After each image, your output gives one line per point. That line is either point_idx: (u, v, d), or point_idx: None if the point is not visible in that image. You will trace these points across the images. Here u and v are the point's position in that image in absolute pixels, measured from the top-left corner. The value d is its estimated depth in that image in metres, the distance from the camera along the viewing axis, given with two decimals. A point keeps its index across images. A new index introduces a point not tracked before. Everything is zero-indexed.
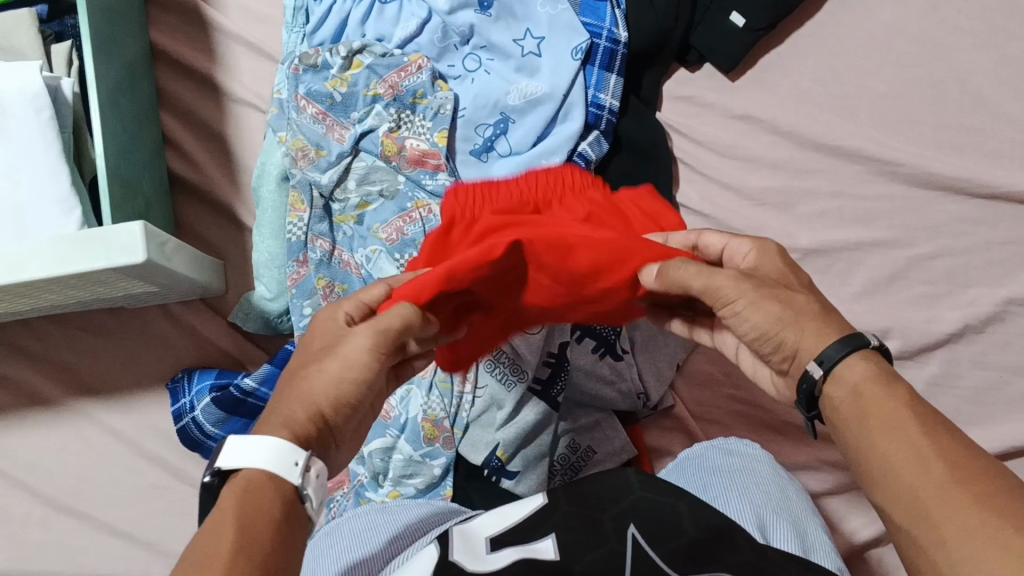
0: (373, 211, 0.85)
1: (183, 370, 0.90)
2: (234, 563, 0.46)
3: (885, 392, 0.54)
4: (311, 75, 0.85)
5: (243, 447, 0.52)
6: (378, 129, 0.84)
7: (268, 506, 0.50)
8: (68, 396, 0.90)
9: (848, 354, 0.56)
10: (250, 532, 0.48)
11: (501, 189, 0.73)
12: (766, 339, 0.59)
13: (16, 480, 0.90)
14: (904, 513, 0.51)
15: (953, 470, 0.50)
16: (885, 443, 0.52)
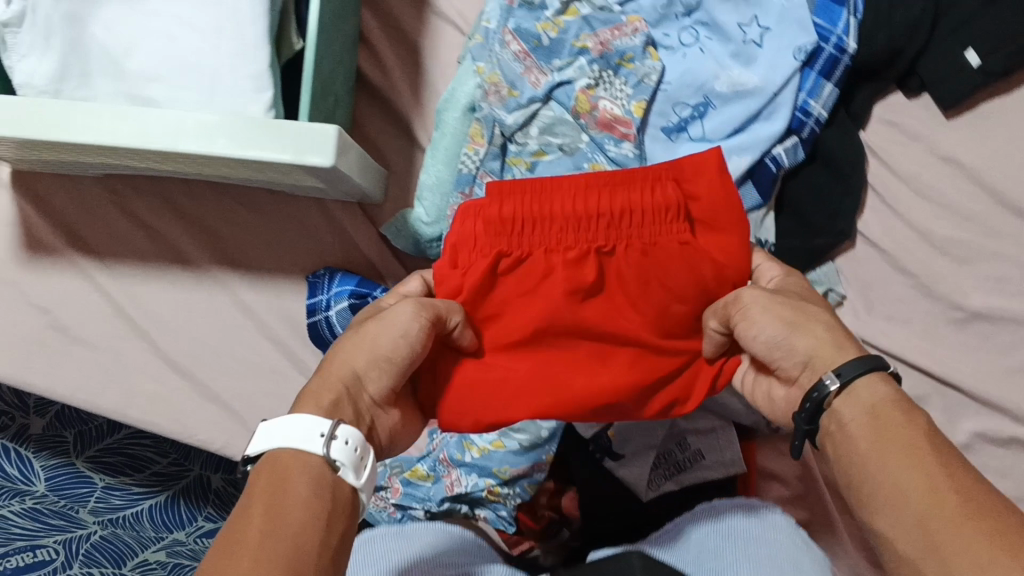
0: (548, 162, 0.84)
1: (325, 268, 0.90)
2: (262, 540, 0.49)
3: (902, 417, 0.52)
4: (524, 11, 0.82)
5: (278, 427, 0.55)
6: (576, 82, 0.82)
7: (295, 486, 0.52)
8: (210, 261, 0.91)
9: (869, 372, 0.54)
10: (277, 515, 0.50)
11: (558, 218, 0.67)
12: (776, 348, 0.59)
13: (143, 329, 0.92)
14: (914, 546, 0.48)
15: (966, 503, 0.47)
16: (895, 468, 0.50)
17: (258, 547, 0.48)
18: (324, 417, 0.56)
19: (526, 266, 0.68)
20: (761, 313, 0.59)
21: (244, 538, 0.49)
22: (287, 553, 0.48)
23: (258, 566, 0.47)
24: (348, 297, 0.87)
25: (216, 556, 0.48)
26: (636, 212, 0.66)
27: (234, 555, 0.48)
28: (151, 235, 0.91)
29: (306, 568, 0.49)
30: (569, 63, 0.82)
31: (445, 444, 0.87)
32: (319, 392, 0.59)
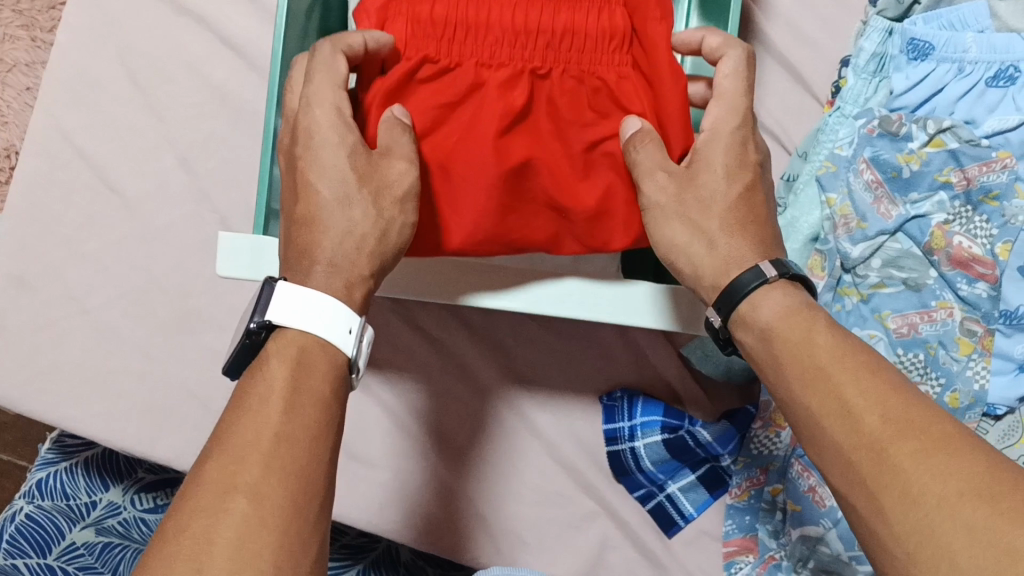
0: (889, 295, 0.78)
1: (622, 389, 0.85)
2: (276, 452, 0.48)
3: (797, 331, 0.54)
4: (885, 141, 0.76)
5: (294, 300, 0.53)
6: (931, 217, 0.77)
7: (319, 380, 0.51)
8: (497, 377, 0.85)
9: (757, 288, 0.55)
10: (297, 410, 0.50)
11: (492, 23, 0.58)
12: (675, 261, 0.59)
13: (424, 447, 0.85)
14: (845, 482, 0.49)
15: (884, 423, 0.48)
16: (817, 400, 0.52)
17: (269, 455, 0.47)
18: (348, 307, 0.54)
19: (452, 82, 0.59)
20: (645, 181, 0.57)
21: (254, 451, 0.47)
22: (293, 472, 0.48)
23: (259, 484, 0.46)
24: (659, 429, 0.83)
25: (222, 465, 0.47)
26: (578, 35, 0.59)
27: (245, 458, 0.47)
28: (439, 349, 0.85)
29: (314, 481, 0.49)
30: (928, 197, 0.76)
31: None
32: (336, 274, 0.55)
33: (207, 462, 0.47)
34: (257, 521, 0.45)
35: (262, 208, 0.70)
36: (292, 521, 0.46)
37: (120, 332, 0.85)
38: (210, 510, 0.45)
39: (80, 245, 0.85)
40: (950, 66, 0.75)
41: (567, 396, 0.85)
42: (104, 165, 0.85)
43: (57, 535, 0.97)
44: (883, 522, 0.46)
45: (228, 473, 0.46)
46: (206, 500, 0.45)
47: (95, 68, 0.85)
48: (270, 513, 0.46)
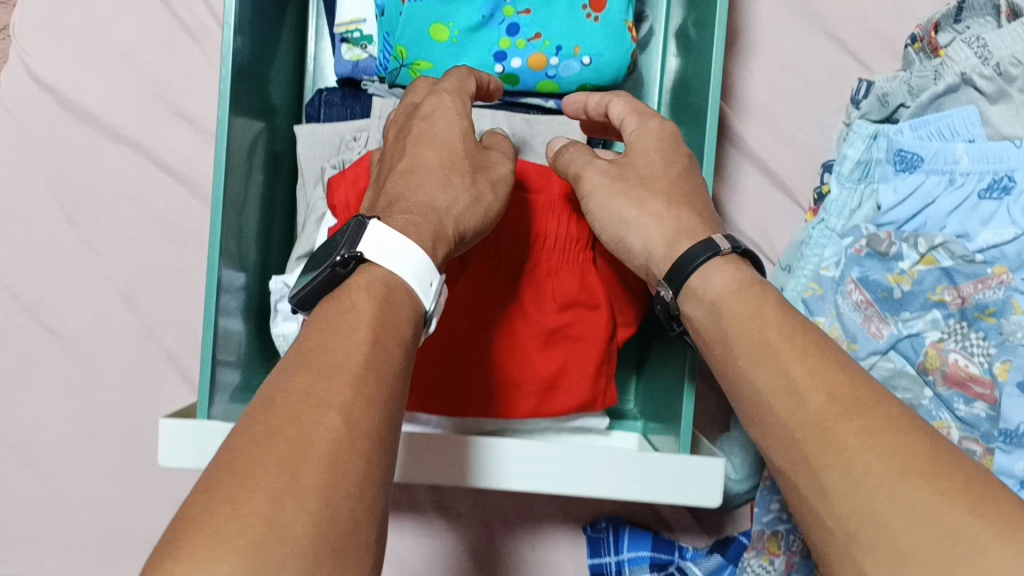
0: None
1: (606, 517, 0.80)
2: (365, 375, 0.40)
3: (742, 304, 0.48)
4: (874, 260, 0.72)
5: (387, 240, 0.46)
6: (925, 335, 0.70)
7: (404, 322, 0.44)
8: (471, 508, 0.81)
9: (708, 260, 0.51)
10: (384, 347, 0.42)
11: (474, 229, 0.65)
12: (619, 243, 0.58)
13: None
14: (786, 456, 0.43)
15: (832, 401, 0.42)
16: (761, 374, 0.45)
17: (359, 380, 0.40)
18: (426, 253, 0.48)
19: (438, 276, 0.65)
20: (583, 169, 0.59)
21: (343, 369, 0.40)
22: (385, 399, 0.40)
23: (352, 404, 0.39)
24: (648, 567, 0.78)
25: (308, 382, 0.39)
26: (548, 240, 0.66)
27: (336, 378, 0.39)
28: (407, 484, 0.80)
29: (397, 418, 0.41)
30: (919, 316, 0.70)
31: None
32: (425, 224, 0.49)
33: (276, 374, 0.40)
34: (348, 442, 0.37)
35: (204, 349, 0.61)
36: (381, 451, 0.38)
37: (67, 480, 0.79)
38: (302, 422, 0.37)
39: (19, 392, 0.79)
40: (940, 178, 0.70)
41: (548, 521, 0.81)
42: (40, 306, 0.78)
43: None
44: (825, 500, 0.40)
45: (314, 388, 0.39)
46: (292, 411, 0.38)
47: (25, 203, 0.78)
48: (360, 436, 0.38)
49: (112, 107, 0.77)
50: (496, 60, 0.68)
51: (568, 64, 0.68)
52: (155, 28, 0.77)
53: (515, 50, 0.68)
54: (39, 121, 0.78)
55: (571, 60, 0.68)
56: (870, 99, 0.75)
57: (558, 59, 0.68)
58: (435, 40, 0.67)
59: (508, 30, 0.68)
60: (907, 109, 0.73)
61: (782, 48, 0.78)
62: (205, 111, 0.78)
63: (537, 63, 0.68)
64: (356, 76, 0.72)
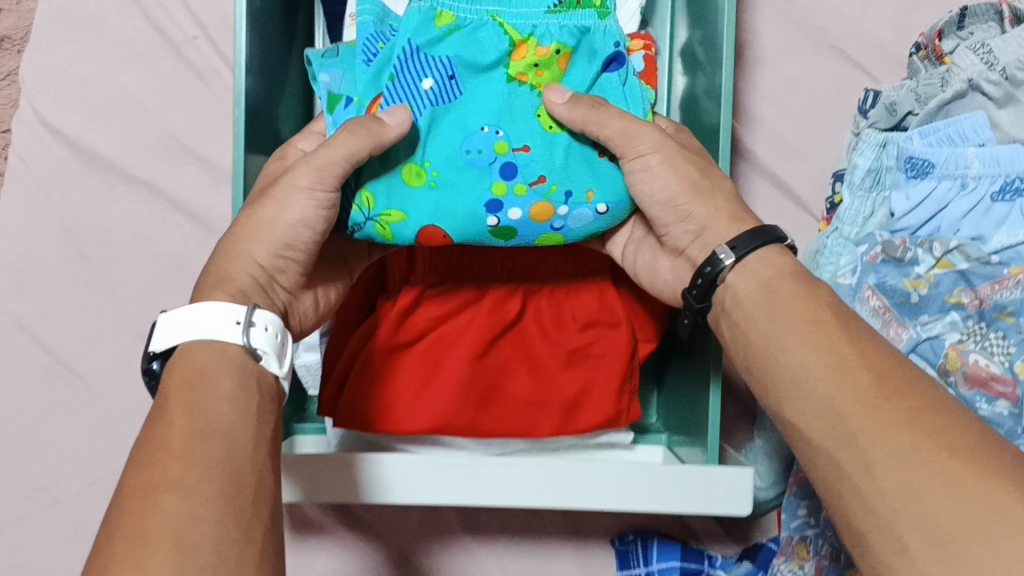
0: None
1: (634, 531, 0.81)
2: (190, 445, 0.44)
3: (800, 289, 0.51)
4: (890, 266, 0.72)
5: (179, 320, 0.50)
6: (944, 337, 0.69)
7: (213, 381, 0.47)
8: (500, 527, 0.82)
9: (762, 247, 0.54)
10: (196, 410, 0.45)
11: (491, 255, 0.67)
12: (672, 210, 0.58)
13: None
14: (821, 431, 0.45)
15: (877, 380, 0.44)
16: (811, 350, 0.47)
17: (186, 451, 0.43)
18: (236, 303, 0.51)
19: (453, 299, 0.66)
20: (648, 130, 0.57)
21: (164, 452, 0.43)
22: (219, 458, 0.43)
23: (185, 476, 0.42)
24: None
25: (138, 472, 0.42)
26: (565, 267, 0.68)
27: (164, 460, 0.43)
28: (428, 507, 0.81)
29: (248, 472, 0.44)
30: (938, 319, 0.69)
31: None
32: (218, 285, 0.52)
33: (136, 447, 0.44)
34: (189, 518, 0.40)
35: None
36: (230, 511, 0.42)
37: (92, 520, 0.80)
38: (140, 510, 0.40)
39: (41, 432, 0.80)
40: (952, 183, 0.71)
41: (582, 531, 0.82)
42: (60, 348, 0.79)
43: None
44: (869, 479, 0.41)
45: (145, 476, 0.42)
46: (132, 505, 0.41)
47: (38, 248, 0.78)
48: (200, 483, 0.42)
49: (122, 151, 0.78)
50: (489, 211, 0.58)
51: (579, 212, 0.60)
52: (164, 74, 0.78)
53: (513, 198, 0.58)
54: (49, 164, 0.78)
55: (583, 206, 0.59)
56: (878, 108, 0.75)
57: (567, 208, 0.59)
58: (410, 187, 0.58)
59: (501, 172, 0.59)
60: (915, 116, 0.74)
61: (786, 62, 0.79)
62: (217, 151, 0.79)
63: (541, 212, 0.59)
64: None
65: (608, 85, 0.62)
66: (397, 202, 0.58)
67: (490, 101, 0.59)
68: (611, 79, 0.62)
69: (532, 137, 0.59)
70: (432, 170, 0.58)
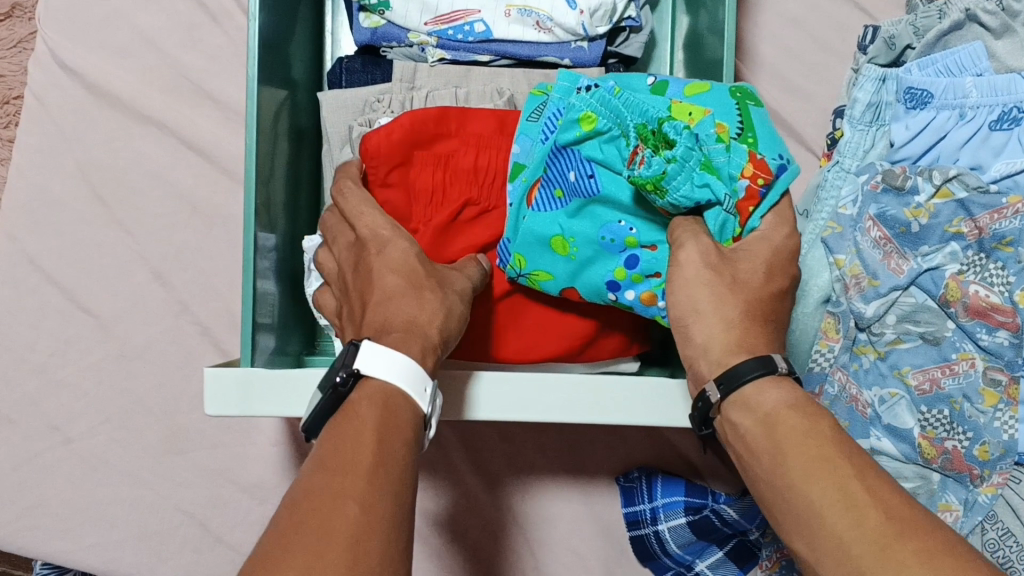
0: (907, 351, 0.74)
1: (638, 469, 0.81)
2: (377, 470, 0.42)
3: (801, 422, 0.47)
4: (891, 196, 0.73)
5: (379, 356, 0.46)
6: (945, 268, 0.72)
7: (404, 424, 0.45)
8: (509, 470, 0.81)
9: (760, 377, 0.48)
10: (389, 443, 0.43)
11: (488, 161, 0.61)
12: (678, 329, 0.53)
13: (433, 547, 0.80)
14: (833, 570, 0.43)
15: (889, 521, 0.43)
16: (816, 487, 0.45)
17: (373, 475, 0.41)
18: (423, 364, 0.47)
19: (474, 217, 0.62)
20: (686, 241, 0.52)
21: (356, 466, 0.42)
22: (397, 493, 0.42)
23: (368, 496, 0.41)
24: (683, 510, 0.79)
25: (325, 477, 0.41)
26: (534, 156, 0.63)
27: (349, 481, 0.41)
28: (439, 445, 0.81)
29: (410, 502, 0.43)
30: (939, 249, 0.72)
31: None
32: (408, 337, 0.48)
33: (319, 457, 0.42)
34: (365, 531, 0.39)
35: (244, 297, 0.61)
36: (396, 538, 0.40)
37: (105, 459, 0.79)
38: (321, 514, 0.39)
39: (55, 371, 0.80)
40: (951, 113, 0.72)
41: (587, 471, 0.82)
42: (73, 287, 0.80)
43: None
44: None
45: (332, 483, 0.41)
46: (312, 507, 0.40)
47: (55, 186, 0.80)
48: (378, 521, 0.40)
49: (138, 90, 0.80)
50: (607, 288, 0.58)
51: (678, 311, 0.57)
52: (177, 13, 0.81)
53: (630, 281, 0.57)
54: (70, 106, 0.81)
55: (670, 310, 0.57)
56: (877, 43, 0.76)
57: (670, 303, 0.57)
58: (557, 254, 0.58)
59: (626, 258, 0.57)
60: (914, 50, 0.75)
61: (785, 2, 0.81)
62: (228, 90, 0.81)
63: (648, 300, 0.57)
64: (374, 42, 0.73)
65: (710, 215, 0.54)
66: (521, 247, 0.58)
67: (623, 196, 0.56)
68: (717, 151, 0.53)
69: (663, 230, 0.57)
70: (562, 199, 0.57)
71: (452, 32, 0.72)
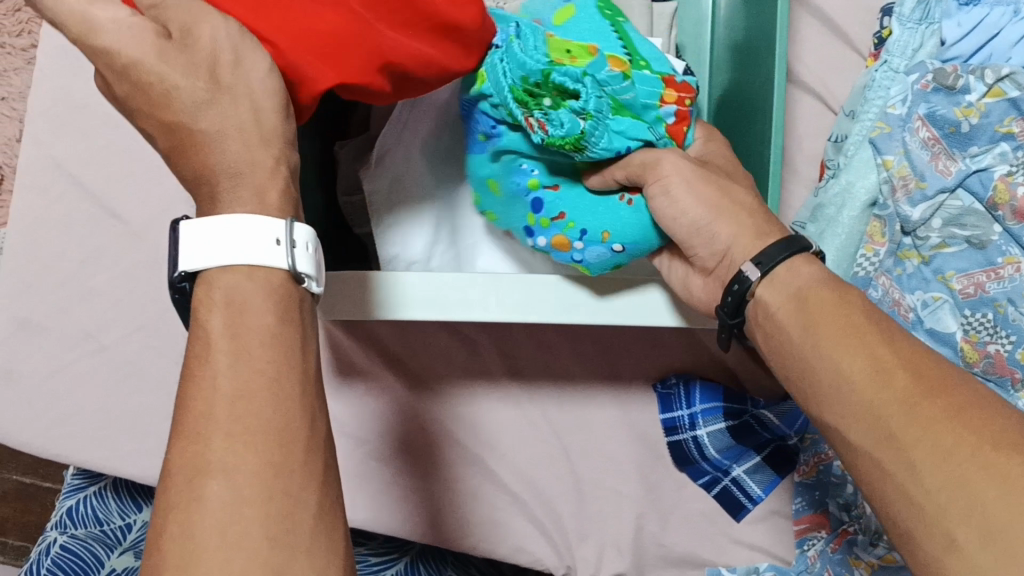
0: (952, 255, 0.73)
1: (676, 375, 0.81)
2: (234, 407, 0.40)
3: (829, 297, 0.51)
4: (941, 95, 0.71)
5: (215, 232, 0.42)
6: (994, 170, 0.70)
7: (259, 311, 0.42)
8: (544, 375, 0.81)
9: (791, 257, 0.53)
10: (247, 356, 0.41)
11: None
12: (698, 232, 0.55)
13: (470, 452, 0.80)
14: (868, 437, 0.46)
15: (917, 382, 0.45)
16: (845, 356, 0.48)
17: (230, 417, 0.40)
18: (275, 213, 0.44)
19: None
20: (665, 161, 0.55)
21: (209, 417, 0.40)
22: (264, 433, 0.40)
23: (229, 453, 0.39)
24: (722, 416, 0.80)
25: (183, 439, 0.39)
26: None
27: (207, 430, 0.39)
28: (473, 351, 0.81)
29: (296, 449, 0.40)
30: (988, 150, 0.70)
31: (825, 558, 0.77)
32: (239, 184, 0.43)
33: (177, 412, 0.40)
34: (231, 499, 0.38)
35: None
36: (272, 489, 0.39)
37: (139, 365, 0.79)
38: (185, 480, 0.38)
39: (86, 278, 0.79)
40: (1005, 9, 0.71)
41: (623, 375, 0.82)
42: (102, 192, 0.79)
43: (96, 565, 0.81)
44: (914, 476, 0.43)
45: (190, 443, 0.39)
46: (179, 475, 0.39)
47: (80, 89, 0.79)
48: (242, 479, 0.38)
49: None
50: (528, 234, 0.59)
51: (596, 250, 0.56)
52: None
53: (541, 229, 0.59)
54: None
55: (598, 246, 0.56)
56: None
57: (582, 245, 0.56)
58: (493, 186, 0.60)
59: (533, 205, 0.59)
60: None
61: None
62: None
63: (561, 245, 0.57)
64: None
65: (643, 151, 0.59)
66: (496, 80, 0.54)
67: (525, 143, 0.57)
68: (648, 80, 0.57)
69: (568, 176, 0.59)
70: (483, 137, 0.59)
71: None
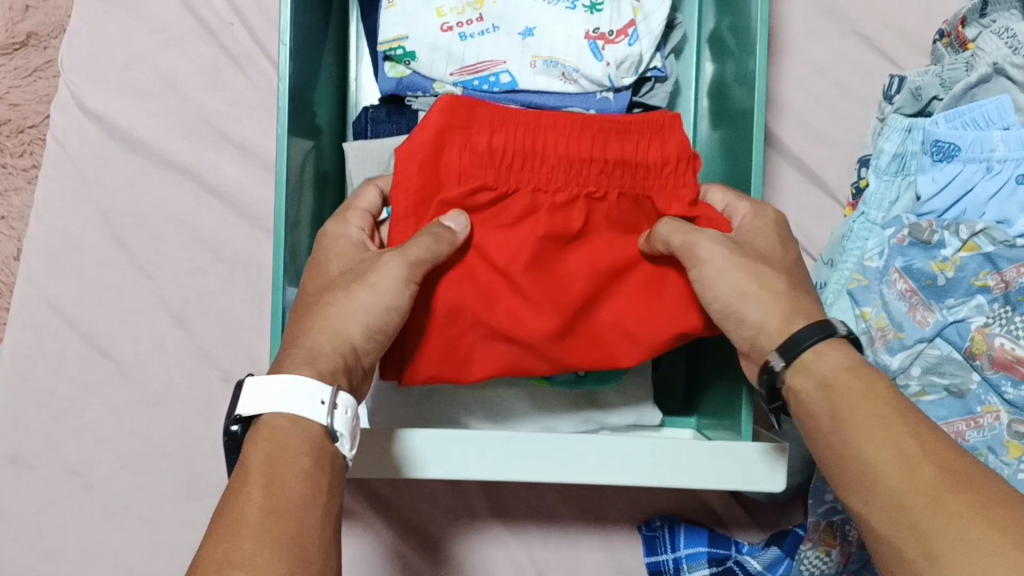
0: (932, 403, 0.72)
1: (661, 516, 0.81)
2: (267, 521, 0.44)
3: (859, 384, 0.49)
4: (917, 249, 0.73)
5: (265, 389, 0.48)
6: (971, 320, 0.71)
7: (296, 452, 0.47)
8: (530, 518, 0.81)
9: (817, 342, 0.51)
10: (277, 488, 0.45)
11: (550, 160, 0.58)
12: (729, 314, 0.55)
13: None
14: (894, 526, 0.44)
15: (940, 474, 0.44)
16: (870, 444, 0.46)
17: (259, 529, 0.43)
18: (324, 380, 0.49)
19: (502, 203, 0.58)
20: (712, 251, 0.55)
21: (243, 525, 0.43)
22: (290, 541, 0.43)
23: (257, 555, 0.42)
24: (706, 562, 0.79)
25: (215, 544, 0.43)
26: (631, 165, 0.60)
27: (241, 535, 0.43)
28: (459, 491, 0.81)
29: (315, 553, 0.44)
30: (965, 302, 0.71)
31: None
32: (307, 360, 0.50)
33: (211, 528, 0.44)
34: None
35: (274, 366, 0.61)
36: None
37: (125, 505, 0.79)
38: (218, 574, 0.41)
39: (76, 417, 0.79)
40: (978, 166, 0.71)
41: (610, 520, 0.82)
42: (93, 331, 0.80)
43: None
44: (934, 566, 0.42)
45: (220, 551, 0.42)
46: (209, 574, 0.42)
47: (77, 231, 0.80)
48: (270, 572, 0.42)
49: (161, 136, 0.80)
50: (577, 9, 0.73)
51: None
52: (201, 57, 0.80)
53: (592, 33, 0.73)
54: (87, 150, 0.80)
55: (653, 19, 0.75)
56: (903, 94, 0.76)
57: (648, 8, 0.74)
58: None
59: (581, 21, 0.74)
60: (941, 101, 0.75)
61: (811, 48, 0.81)
62: (252, 136, 0.80)
63: None
64: (399, 93, 0.73)
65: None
66: None
67: None
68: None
69: None
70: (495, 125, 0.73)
71: (477, 83, 0.71)
